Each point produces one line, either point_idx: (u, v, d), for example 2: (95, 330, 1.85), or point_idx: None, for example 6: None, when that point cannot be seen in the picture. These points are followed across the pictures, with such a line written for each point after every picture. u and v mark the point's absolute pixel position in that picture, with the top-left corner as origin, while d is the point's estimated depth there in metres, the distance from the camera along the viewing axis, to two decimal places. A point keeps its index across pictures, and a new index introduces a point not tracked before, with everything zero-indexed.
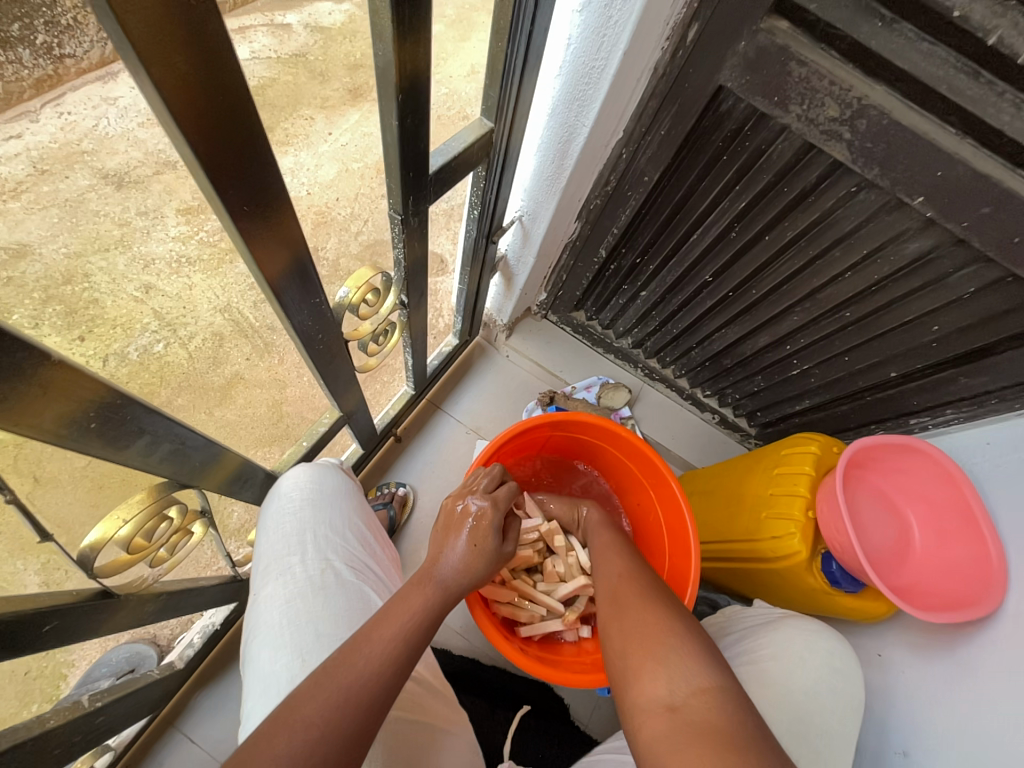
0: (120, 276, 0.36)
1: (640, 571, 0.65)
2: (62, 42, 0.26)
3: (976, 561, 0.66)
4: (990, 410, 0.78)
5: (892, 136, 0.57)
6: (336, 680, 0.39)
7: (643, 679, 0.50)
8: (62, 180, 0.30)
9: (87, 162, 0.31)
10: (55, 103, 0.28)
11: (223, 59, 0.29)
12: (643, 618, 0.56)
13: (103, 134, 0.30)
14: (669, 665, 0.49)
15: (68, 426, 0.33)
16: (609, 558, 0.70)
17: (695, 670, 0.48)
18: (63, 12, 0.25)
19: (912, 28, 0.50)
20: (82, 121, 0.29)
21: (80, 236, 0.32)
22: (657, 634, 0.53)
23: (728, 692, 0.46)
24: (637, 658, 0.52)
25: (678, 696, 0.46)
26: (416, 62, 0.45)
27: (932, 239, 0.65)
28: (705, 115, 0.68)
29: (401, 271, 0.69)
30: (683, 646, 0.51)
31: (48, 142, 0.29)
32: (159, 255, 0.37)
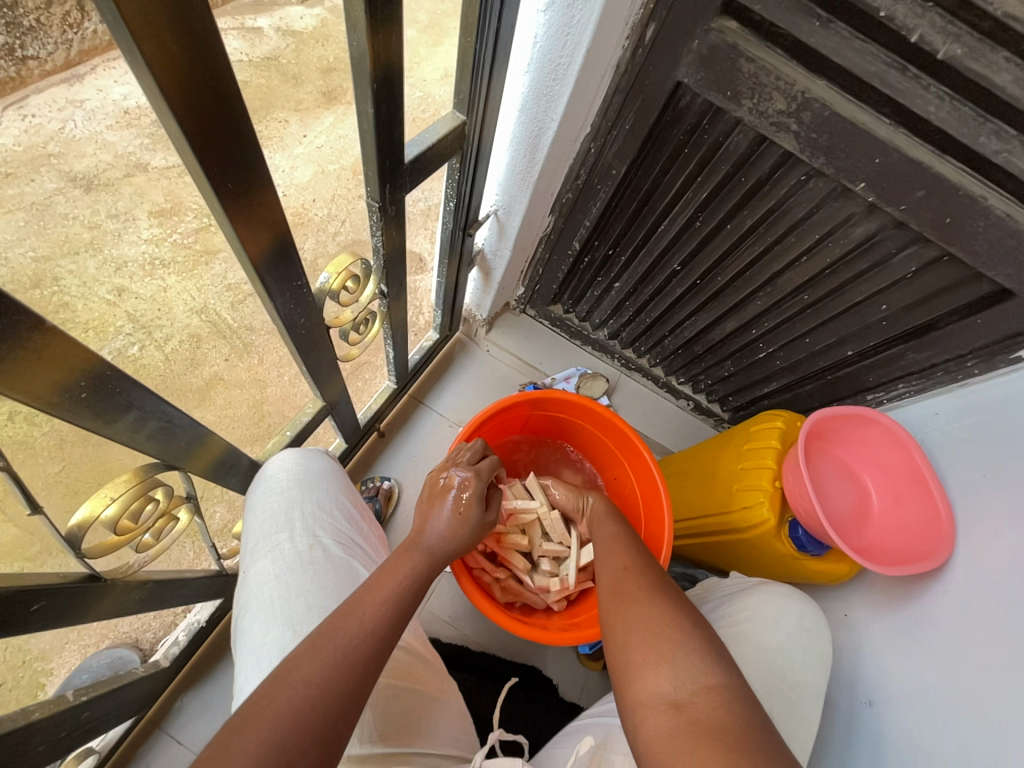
0: (92, 280, 0.38)
1: (645, 564, 0.64)
2: (25, 43, 0.27)
3: (927, 517, 0.71)
4: (937, 382, 0.84)
5: (834, 127, 0.62)
6: (333, 642, 0.41)
7: (644, 673, 0.50)
8: (28, 183, 0.31)
9: (53, 165, 0.32)
10: (17, 107, 0.29)
11: (209, 40, 0.31)
12: (648, 611, 0.55)
13: (68, 137, 0.32)
14: (674, 661, 0.49)
15: (59, 394, 0.34)
16: (611, 548, 0.69)
17: (700, 666, 0.48)
18: (26, 13, 0.27)
19: (846, 27, 0.55)
20: (45, 123, 0.30)
21: (48, 239, 0.33)
22: (663, 629, 0.52)
23: (735, 692, 0.46)
24: (639, 652, 0.51)
25: (683, 693, 0.46)
26: (389, 53, 0.47)
27: (876, 223, 0.71)
28: (666, 109, 0.72)
29: (380, 260, 0.70)
30: (689, 642, 0.51)
31: (13, 146, 0.30)
32: (132, 258, 0.40)
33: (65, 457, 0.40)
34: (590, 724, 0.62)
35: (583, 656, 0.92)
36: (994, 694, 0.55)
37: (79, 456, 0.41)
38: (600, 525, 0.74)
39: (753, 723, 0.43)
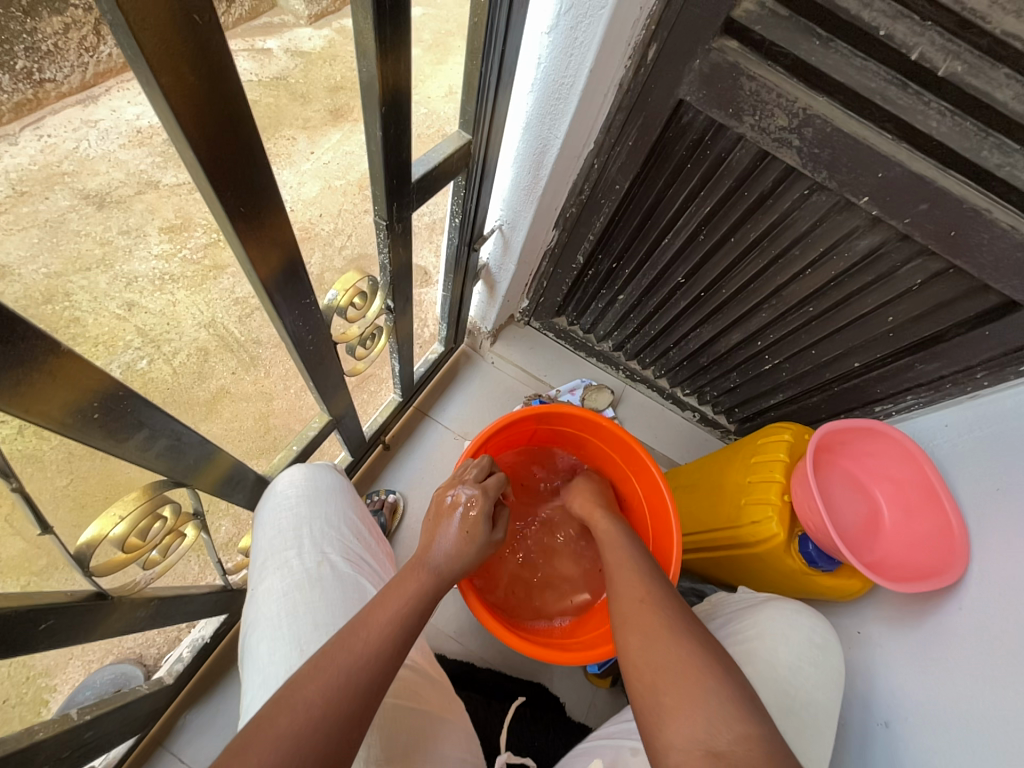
0: (102, 294, 0.39)
1: (659, 592, 0.60)
2: (42, 67, 0.29)
3: (940, 532, 0.70)
4: (946, 394, 0.83)
5: (836, 142, 0.62)
6: (336, 663, 0.41)
7: (679, 719, 0.47)
8: (42, 201, 0.33)
9: (68, 184, 0.35)
10: (34, 128, 0.32)
11: (226, 72, 0.32)
12: (673, 650, 0.52)
13: (83, 156, 0.34)
14: (709, 706, 0.47)
15: (72, 415, 0.34)
16: (623, 572, 0.65)
17: (736, 714, 0.46)
18: (44, 39, 0.29)
19: (845, 46, 0.56)
20: (62, 142, 0.33)
21: (60, 256, 0.35)
22: (693, 670, 0.50)
23: (770, 741, 0.44)
24: (668, 697, 0.49)
25: (721, 742, 0.44)
26: (398, 78, 0.48)
27: (880, 236, 0.71)
28: (668, 127, 0.73)
29: (387, 276, 0.71)
30: (721, 686, 0.48)
31: (28, 165, 0.32)
32: (142, 274, 0.42)
33: (74, 469, 0.41)
34: (598, 746, 0.61)
35: (590, 675, 0.91)
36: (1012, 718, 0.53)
37: (86, 470, 0.42)
38: (608, 546, 0.70)
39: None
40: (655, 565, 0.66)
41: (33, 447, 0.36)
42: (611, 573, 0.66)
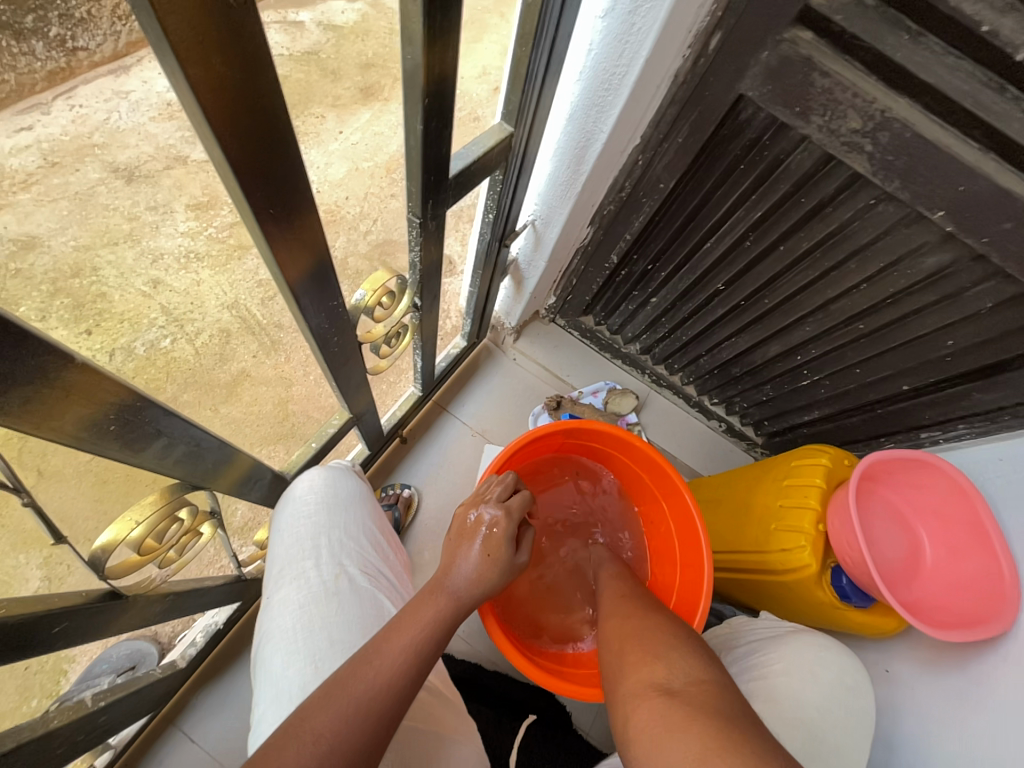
0: (129, 270, 0.41)
1: (636, 590, 0.69)
2: (75, 34, 0.28)
3: (988, 576, 0.66)
4: (1003, 426, 0.78)
5: (914, 149, 0.56)
6: (346, 692, 0.39)
7: (641, 669, 0.51)
8: (72, 172, 0.34)
9: (98, 155, 0.35)
10: (66, 97, 0.32)
11: (260, 59, 0.28)
12: (643, 622, 0.59)
13: (113, 128, 0.34)
14: (668, 659, 0.51)
15: (86, 429, 0.33)
16: (612, 582, 0.72)
17: (694, 665, 0.50)
18: (78, 6, 0.26)
19: (938, 42, 0.50)
20: (92, 113, 0.34)
21: (89, 228, 0.36)
22: (659, 636, 0.55)
23: (723, 685, 0.47)
24: (635, 655, 0.54)
25: (676, 682, 0.47)
26: (444, 66, 0.44)
27: (950, 254, 0.65)
28: (724, 124, 0.67)
29: (416, 275, 0.68)
30: (684, 647, 0.53)
31: (59, 134, 0.32)
32: (167, 248, 0.42)
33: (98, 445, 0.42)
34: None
35: None
36: None
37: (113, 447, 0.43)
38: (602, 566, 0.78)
39: (739, 708, 0.43)
40: (649, 594, 0.68)
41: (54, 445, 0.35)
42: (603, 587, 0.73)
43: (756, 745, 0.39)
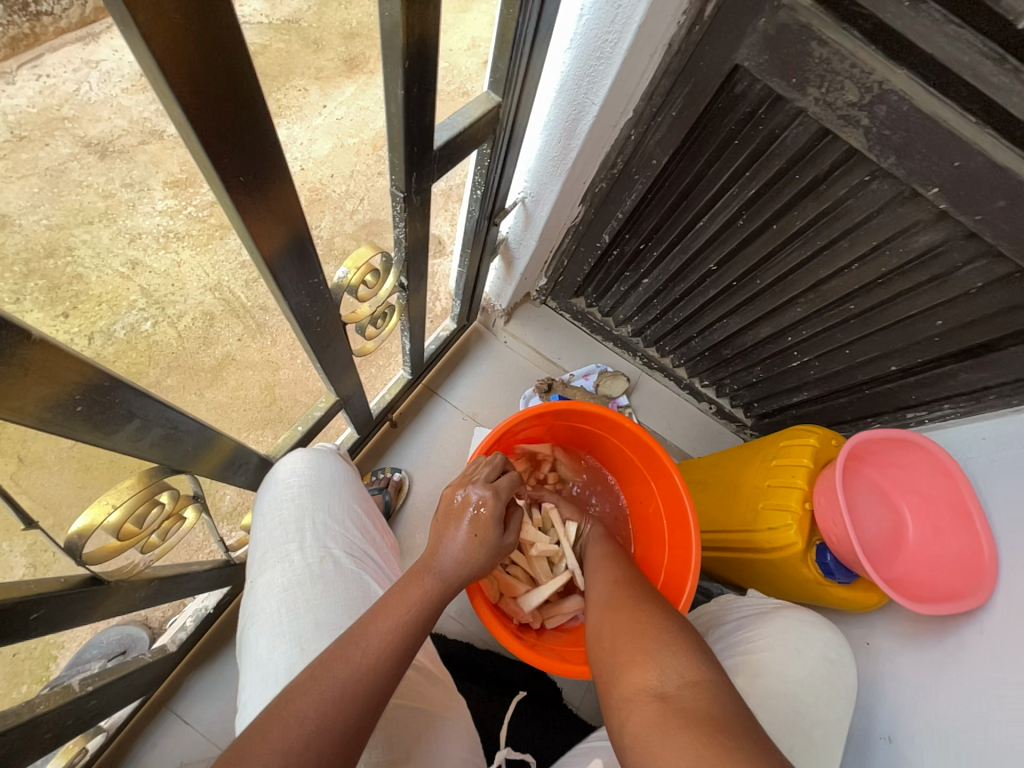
0: (105, 250, 0.36)
1: (631, 576, 0.68)
2: None
3: (968, 553, 0.67)
4: (987, 406, 0.78)
5: (911, 124, 0.55)
6: (332, 675, 0.39)
7: (634, 670, 0.52)
8: (42, 148, 0.29)
9: (68, 129, 0.30)
10: (31, 66, 0.28)
11: (220, 12, 0.27)
12: (636, 613, 0.59)
13: (84, 100, 0.30)
14: (660, 658, 0.52)
15: (50, 410, 0.32)
16: (604, 566, 0.73)
17: (687, 664, 0.50)
18: None
19: (939, 9, 0.48)
20: (61, 84, 0.29)
21: (61, 208, 0.32)
22: (650, 631, 0.56)
23: (717, 685, 0.48)
24: (627, 653, 0.55)
25: (669, 686, 0.48)
26: (425, 26, 0.42)
27: (943, 232, 0.64)
28: (718, 96, 0.65)
29: (401, 252, 0.66)
30: (675, 641, 0.53)
31: (26, 107, 0.28)
32: (147, 229, 0.38)
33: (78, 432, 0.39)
34: (597, 747, 0.61)
35: None
36: (1009, 729, 0.54)
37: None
38: (591, 547, 0.78)
39: (732, 710, 0.45)
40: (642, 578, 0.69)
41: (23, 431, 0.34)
42: (595, 567, 0.73)
43: (750, 756, 0.40)
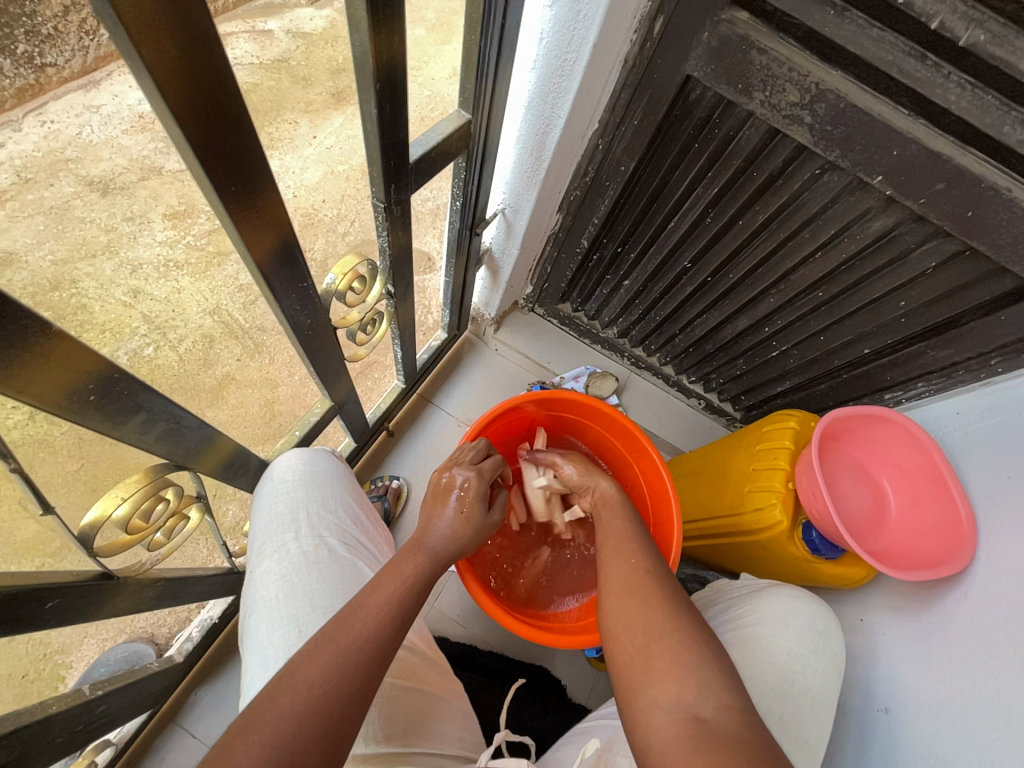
0: (108, 281, 0.39)
1: (657, 564, 0.63)
2: (42, 51, 0.28)
3: (947, 521, 0.69)
4: (958, 381, 0.82)
5: (849, 118, 0.60)
6: (335, 644, 0.42)
7: (668, 682, 0.51)
8: (47, 188, 0.33)
9: (72, 170, 0.34)
10: (37, 114, 0.31)
11: (212, 47, 0.31)
12: (670, 618, 0.56)
13: (86, 142, 0.33)
14: (699, 676, 0.51)
15: (68, 397, 0.36)
16: (625, 545, 0.66)
17: (724, 685, 0.50)
18: (44, 22, 0.28)
19: (861, 16, 0.53)
20: (64, 129, 0.32)
21: (65, 243, 0.35)
22: (685, 642, 0.54)
23: (749, 709, 0.49)
24: (662, 663, 0.52)
25: (707, 708, 0.48)
26: (392, 51, 0.47)
27: (894, 217, 0.68)
28: (675, 104, 0.71)
29: (386, 260, 0.71)
30: (711, 658, 0.52)
31: (31, 151, 0.31)
32: (147, 260, 0.41)
33: (84, 456, 0.43)
34: (598, 725, 0.64)
35: (591, 658, 0.92)
36: (995, 681, 0.55)
37: (96, 455, 0.44)
38: (608, 516, 0.71)
39: (763, 743, 0.46)
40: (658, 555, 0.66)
41: (44, 432, 0.38)
42: (615, 545, 0.67)
43: None
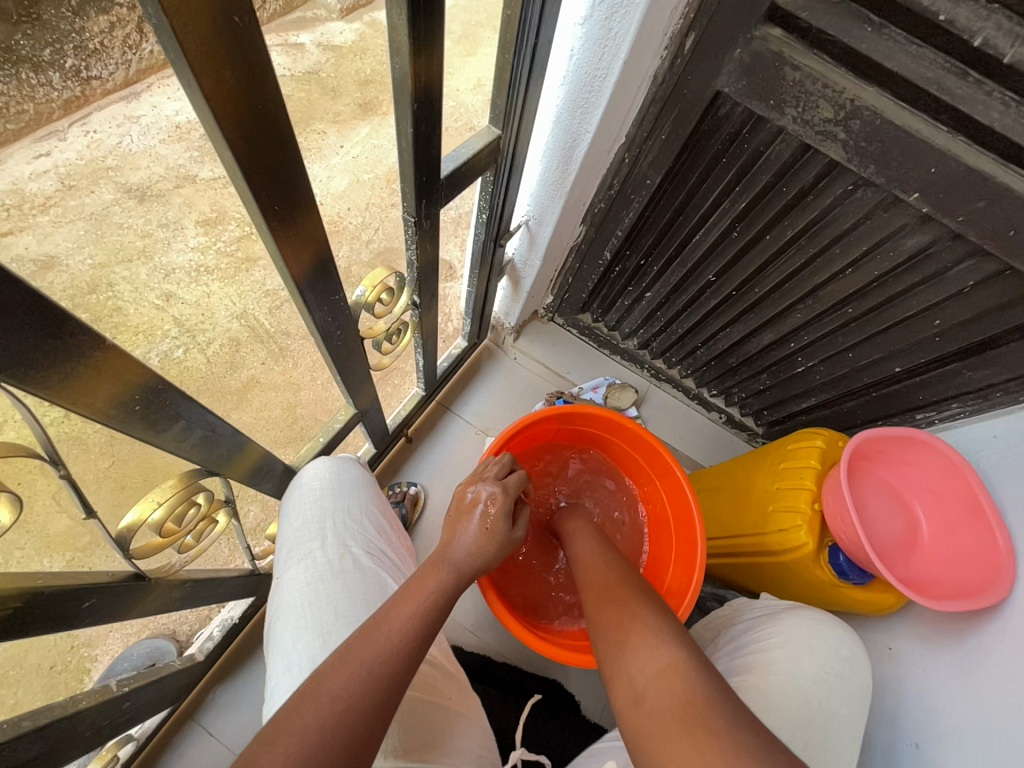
0: (142, 285, 0.40)
1: (602, 568, 0.69)
2: (89, 65, 0.29)
3: (983, 551, 0.67)
4: (995, 403, 0.79)
5: (886, 135, 0.59)
6: (358, 658, 0.42)
7: (616, 674, 0.54)
8: (89, 195, 0.33)
9: (112, 177, 0.34)
10: (82, 123, 0.31)
11: (263, 71, 0.32)
12: (609, 614, 0.60)
13: (126, 151, 0.34)
14: (632, 657, 0.54)
15: (115, 407, 0.37)
16: (581, 562, 0.73)
17: (652, 655, 0.52)
18: (92, 38, 0.28)
19: (900, 32, 0.53)
20: (106, 138, 0.33)
21: (103, 248, 0.36)
22: (622, 630, 0.57)
23: (684, 668, 0.50)
24: (609, 657, 0.56)
25: (643, 683, 0.51)
26: (430, 74, 0.48)
27: (930, 235, 0.67)
28: (704, 120, 0.70)
29: (413, 272, 0.72)
30: (643, 635, 0.55)
31: (75, 159, 0.32)
32: (179, 266, 0.42)
33: (114, 453, 0.44)
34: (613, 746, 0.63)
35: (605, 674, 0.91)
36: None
37: (125, 452, 0.45)
38: (571, 540, 0.78)
39: (700, 695, 0.46)
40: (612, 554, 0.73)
41: (77, 440, 0.39)
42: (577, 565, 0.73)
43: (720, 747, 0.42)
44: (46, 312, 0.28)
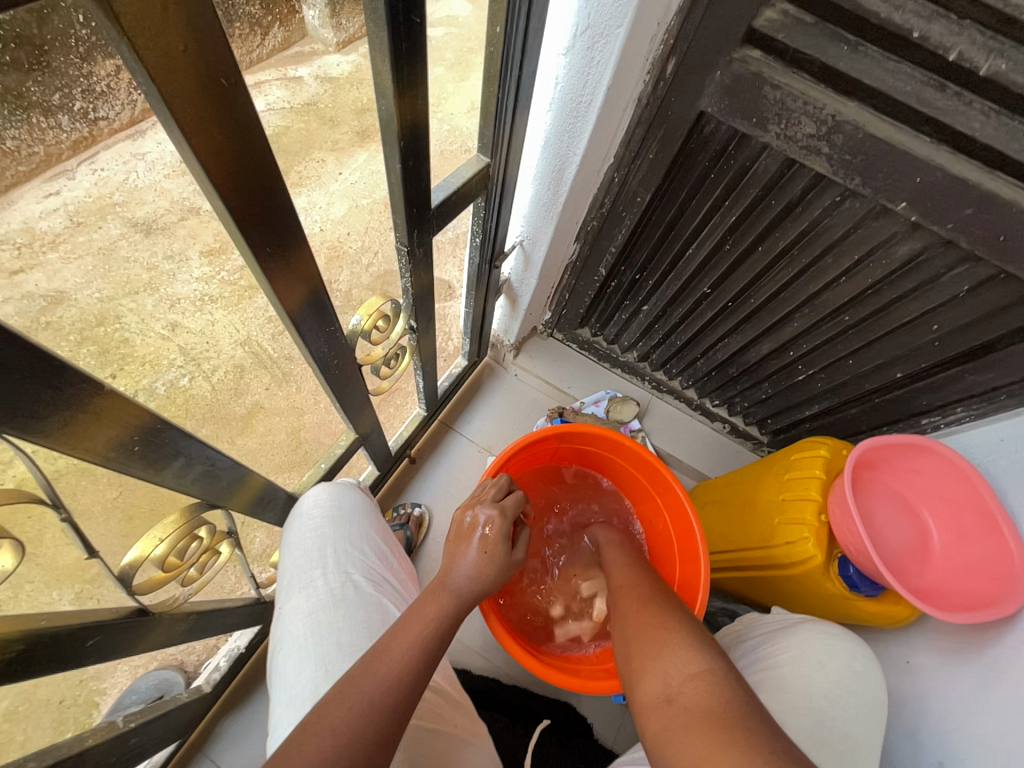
0: (148, 316, 0.41)
1: (636, 581, 0.70)
2: (97, 106, 0.30)
3: (997, 558, 0.66)
4: (999, 407, 0.78)
5: (869, 148, 0.60)
6: (358, 690, 0.42)
7: (645, 677, 0.54)
8: (96, 231, 0.34)
9: (119, 213, 0.35)
10: (89, 162, 0.32)
11: (253, 128, 0.34)
12: (643, 622, 0.61)
13: (132, 187, 0.34)
14: (664, 660, 0.54)
15: (114, 449, 0.38)
16: (616, 573, 0.74)
17: (684, 659, 0.53)
18: (98, 81, 0.29)
19: (877, 50, 0.54)
20: (113, 175, 0.33)
21: (111, 281, 0.36)
22: (656, 636, 0.58)
23: (716, 674, 0.50)
24: (639, 662, 0.57)
25: (673, 686, 0.51)
26: (415, 112, 0.49)
27: (921, 241, 0.67)
28: (690, 138, 0.72)
29: (409, 299, 0.73)
30: (676, 641, 0.56)
31: (84, 197, 0.33)
32: (184, 295, 0.42)
33: (123, 484, 0.45)
34: None
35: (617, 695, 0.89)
36: None
37: (134, 483, 0.46)
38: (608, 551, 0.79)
39: (732, 699, 0.46)
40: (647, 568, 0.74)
41: (78, 482, 0.40)
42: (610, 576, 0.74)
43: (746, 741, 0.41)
44: (47, 363, 0.29)
